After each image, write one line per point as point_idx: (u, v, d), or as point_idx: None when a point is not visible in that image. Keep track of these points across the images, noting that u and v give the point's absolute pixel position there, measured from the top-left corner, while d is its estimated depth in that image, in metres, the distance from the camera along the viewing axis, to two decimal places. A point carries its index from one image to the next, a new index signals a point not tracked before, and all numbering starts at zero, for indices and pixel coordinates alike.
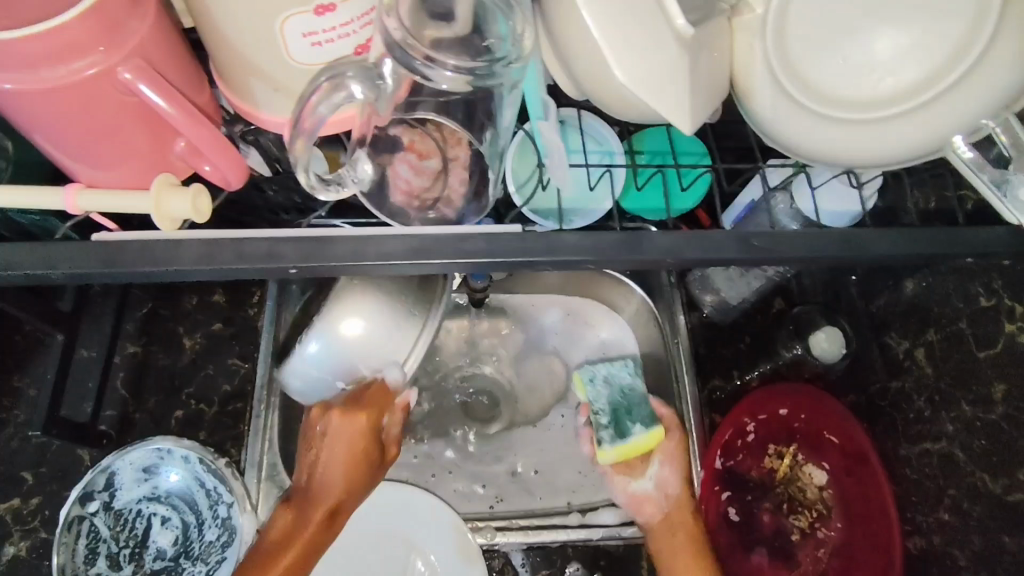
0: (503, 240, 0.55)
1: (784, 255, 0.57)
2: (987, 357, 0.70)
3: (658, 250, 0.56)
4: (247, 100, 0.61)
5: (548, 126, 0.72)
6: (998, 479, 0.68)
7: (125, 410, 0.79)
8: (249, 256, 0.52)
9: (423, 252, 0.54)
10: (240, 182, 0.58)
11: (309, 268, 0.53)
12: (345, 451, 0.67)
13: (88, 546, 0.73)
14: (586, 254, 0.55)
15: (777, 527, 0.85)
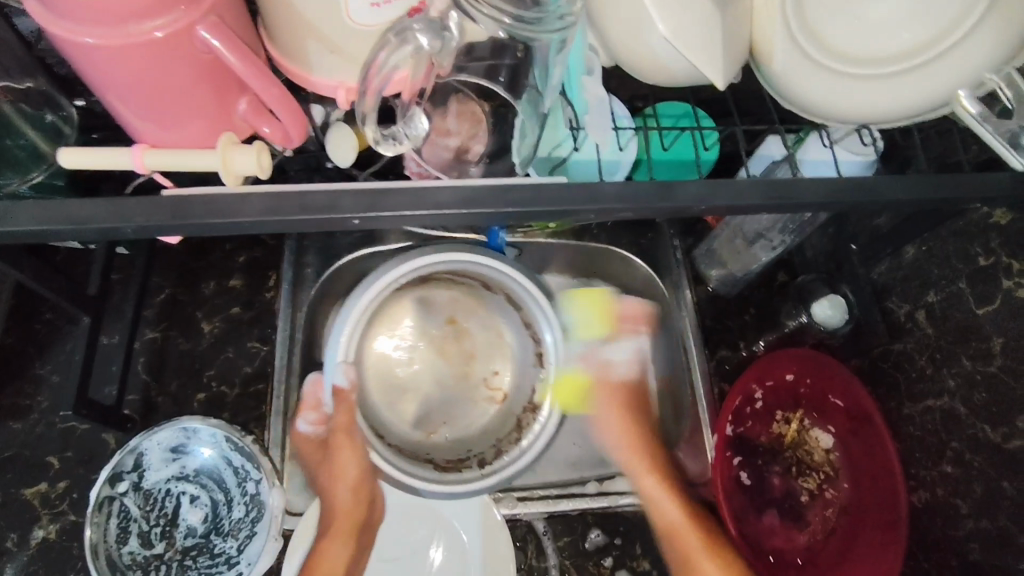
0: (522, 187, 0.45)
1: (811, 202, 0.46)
2: (986, 313, 0.69)
3: (690, 195, 0.46)
4: (298, 59, 0.52)
5: (594, 82, 0.63)
6: (998, 429, 0.68)
7: (147, 393, 0.82)
8: (314, 203, 0.44)
9: (478, 202, 0.44)
10: (301, 139, 0.51)
11: (378, 219, 0.44)
12: (306, 458, 0.77)
13: (120, 526, 0.72)
14: (621, 201, 0.45)
15: (787, 489, 0.88)
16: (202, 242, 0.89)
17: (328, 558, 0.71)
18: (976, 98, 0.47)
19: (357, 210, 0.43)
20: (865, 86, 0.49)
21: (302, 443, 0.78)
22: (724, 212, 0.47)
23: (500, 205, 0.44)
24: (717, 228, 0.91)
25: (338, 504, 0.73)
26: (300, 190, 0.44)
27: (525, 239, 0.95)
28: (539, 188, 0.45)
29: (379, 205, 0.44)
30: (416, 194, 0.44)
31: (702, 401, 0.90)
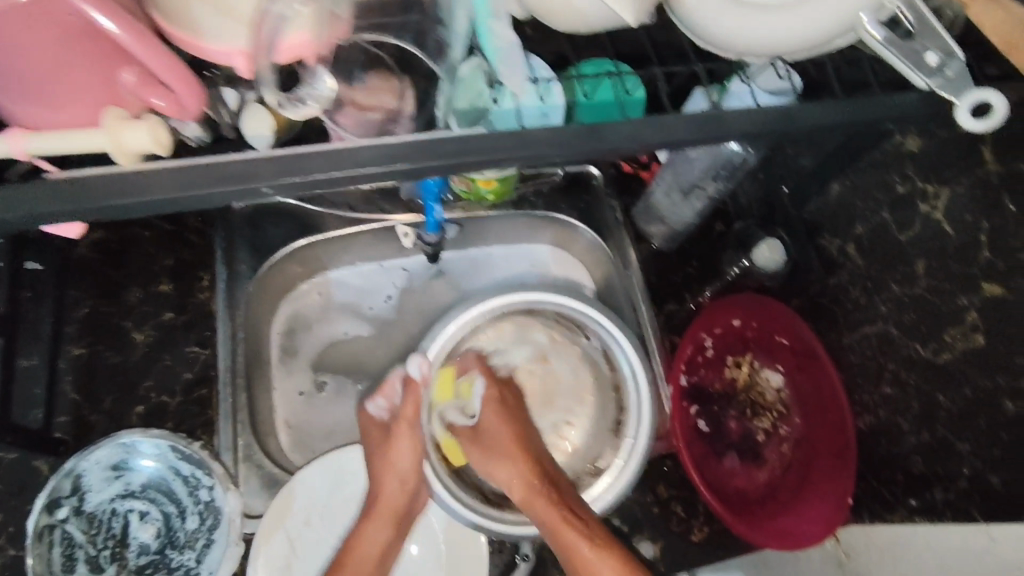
0: (443, 141, 0.46)
1: (730, 133, 0.47)
2: (909, 238, 0.72)
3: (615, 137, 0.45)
4: (184, 23, 0.49)
5: (502, 24, 0.57)
6: (928, 345, 0.72)
7: (79, 413, 0.77)
8: (223, 176, 0.43)
9: (396, 159, 0.45)
10: (197, 107, 0.49)
11: (287, 186, 0.44)
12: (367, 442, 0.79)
13: (65, 555, 0.68)
14: (543, 147, 0.46)
15: (743, 431, 0.90)
16: (123, 250, 0.84)
17: (364, 548, 0.74)
18: (876, 19, 0.47)
19: (271, 177, 0.43)
20: (761, 17, 0.48)
21: (365, 423, 0.81)
22: (648, 152, 0.48)
23: (420, 161, 0.44)
24: (652, 183, 0.92)
25: (388, 494, 0.76)
26: (209, 161, 0.44)
27: (467, 215, 0.93)
28: (460, 141, 0.45)
29: (295, 170, 0.44)
30: (332, 155, 0.44)
31: (653, 353, 0.92)
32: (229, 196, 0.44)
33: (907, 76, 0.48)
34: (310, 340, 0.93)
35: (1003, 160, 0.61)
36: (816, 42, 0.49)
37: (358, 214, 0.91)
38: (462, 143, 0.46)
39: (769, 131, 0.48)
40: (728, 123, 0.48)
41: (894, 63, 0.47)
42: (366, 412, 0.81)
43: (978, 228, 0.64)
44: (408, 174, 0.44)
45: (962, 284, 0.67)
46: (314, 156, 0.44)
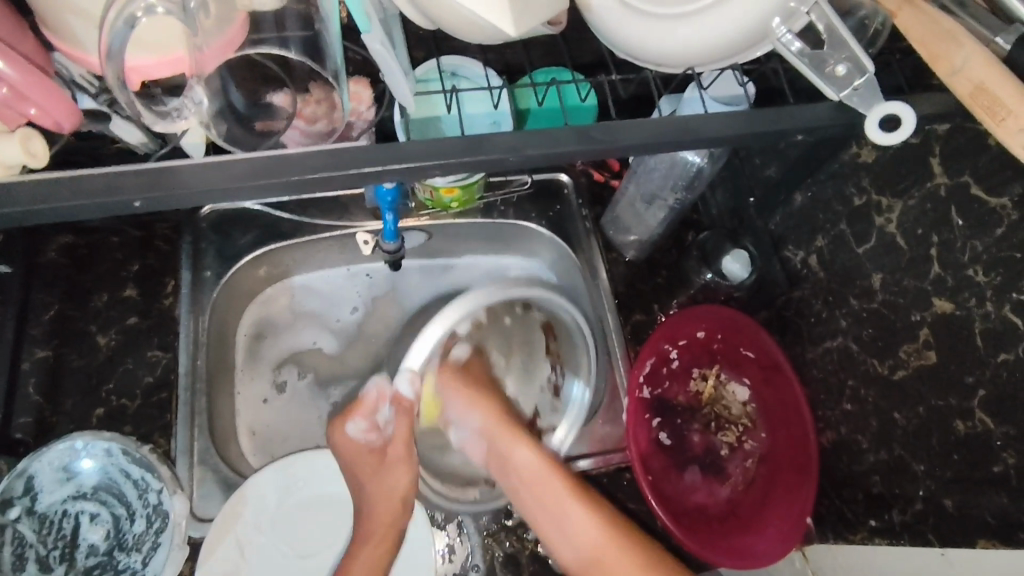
0: (347, 152, 0.45)
1: (620, 144, 0.47)
2: (866, 252, 0.71)
3: (500, 147, 0.46)
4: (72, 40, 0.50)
5: (379, 37, 0.49)
6: (885, 362, 0.70)
7: (41, 414, 0.79)
8: (87, 190, 0.42)
9: (273, 170, 0.44)
10: (72, 125, 0.51)
11: (158, 200, 0.43)
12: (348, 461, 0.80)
13: (14, 553, 0.70)
14: (431, 158, 0.46)
15: (707, 445, 0.88)
16: (91, 256, 0.85)
17: (361, 563, 0.75)
18: (791, 27, 0.46)
19: (135, 192, 0.43)
20: (671, 25, 0.48)
21: (342, 441, 0.81)
22: (558, 162, 0.48)
23: (316, 172, 0.44)
24: (617, 193, 0.91)
25: (380, 517, 0.77)
26: (78, 175, 0.43)
27: (432, 222, 0.93)
28: (344, 154, 0.45)
29: (166, 184, 0.43)
30: (210, 169, 0.44)
31: (617, 362, 0.92)
32: (96, 210, 0.43)
33: (810, 80, 0.47)
34: (272, 347, 0.92)
35: (951, 172, 0.59)
36: (724, 52, 0.48)
37: (322, 221, 0.91)
38: (363, 154, 0.46)
39: (684, 144, 0.48)
40: (635, 135, 0.48)
41: (795, 65, 0.46)
42: (341, 428, 0.81)
43: (928, 242, 0.63)
44: (286, 186, 0.44)
45: (914, 300, 0.65)
46: (190, 170, 0.44)
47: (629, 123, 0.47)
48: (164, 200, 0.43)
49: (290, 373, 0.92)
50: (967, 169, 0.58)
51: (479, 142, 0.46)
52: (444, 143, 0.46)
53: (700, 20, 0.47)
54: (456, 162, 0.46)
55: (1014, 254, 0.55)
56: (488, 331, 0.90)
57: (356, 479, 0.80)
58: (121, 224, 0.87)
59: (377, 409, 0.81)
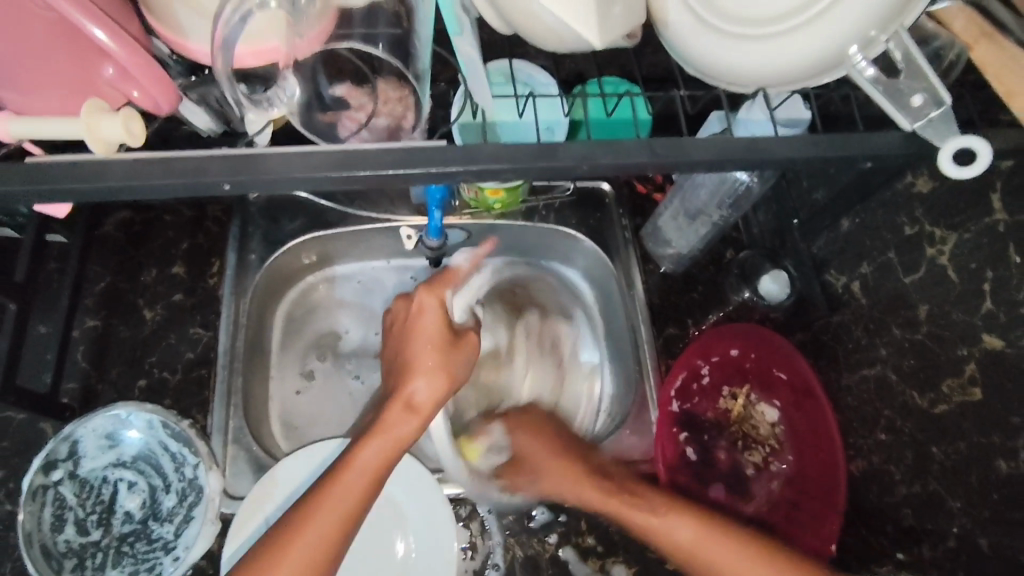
0: (418, 150, 0.46)
1: (693, 162, 0.47)
2: (913, 282, 0.70)
3: (570, 157, 0.47)
4: (166, 23, 0.51)
5: (466, 42, 0.51)
6: (925, 394, 0.69)
7: (87, 381, 0.81)
8: (171, 173, 0.44)
9: (348, 164, 0.45)
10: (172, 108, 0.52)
11: (241, 185, 0.45)
12: (416, 322, 0.74)
13: (55, 514, 0.72)
14: (502, 161, 0.46)
15: (733, 463, 0.88)
16: (145, 231, 0.88)
17: (365, 462, 0.66)
18: (868, 55, 0.46)
19: (223, 174, 0.44)
20: (744, 46, 0.49)
21: (401, 309, 0.77)
22: (619, 173, 0.49)
23: (389, 166, 0.45)
24: (660, 206, 0.92)
25: (424, 397, 0.70)
26: (164, 156, 0.44)
27: (474, 222, 0.95)
28: (412, 151, 0.46)
29: (249, 169, 0.45)
30: (285, 158, 0.45)
31: (647, 374, 0.91)
32: (179, 190, 0.45)
33: (885, 112, 0.48)
34: (305, 334, 0.94)
35: (1011, 209, 0.59)
36: (792, 75, 0.48)
37: (366, 213, 0.93)
38: (434, 153, 0.46)
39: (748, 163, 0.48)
40: (701, 150, 0.48)
41: (873, 97, 0.47)
42: (405, 300, 0.77)
43: (982, 277, 0.62)
44: (359, 179, 0.45)
45: (962, 334, 0.65)
46: (267, 156, 0.45)
47: (694, 137, 0.48)
48: (243, 186, 0.45)
49: (315, 359, 0.93)
50: None
51: (549, 150, 0.47)
52: (511, 147, 0.47)
53: (781, 41, 0.47)
54: (528, 165, 0.47)
55: None
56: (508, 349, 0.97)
57: (419, 350, 0.72)
58: (175, 203, 0.90)
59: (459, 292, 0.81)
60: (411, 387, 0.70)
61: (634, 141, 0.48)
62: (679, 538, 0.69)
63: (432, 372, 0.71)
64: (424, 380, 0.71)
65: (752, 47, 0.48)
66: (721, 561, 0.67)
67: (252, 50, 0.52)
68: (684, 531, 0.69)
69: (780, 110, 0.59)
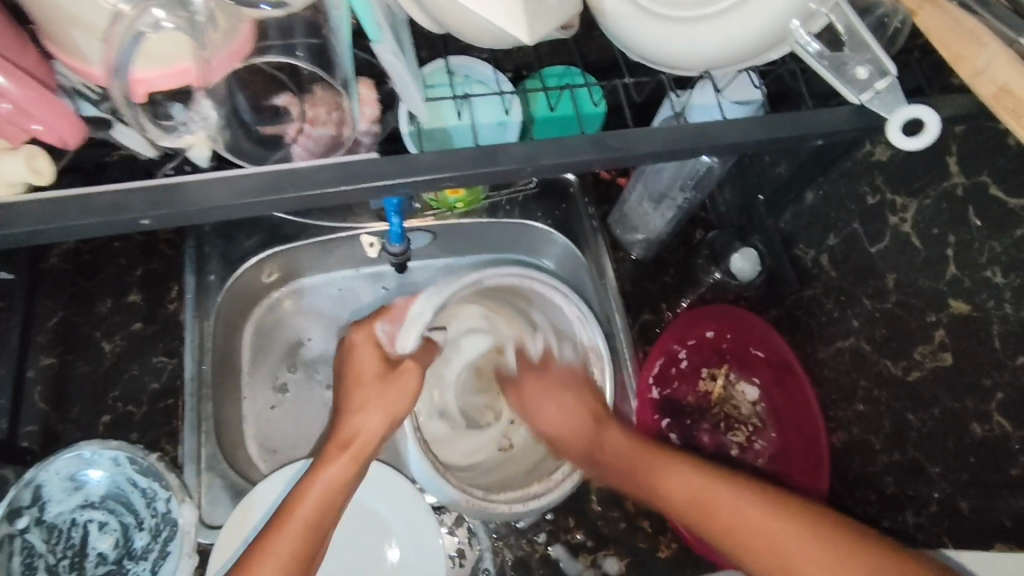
0: (356, 165, 0.45)
1: (640, 153, 0.46)
2: (879, 252, 0.70)
3: (512, 159, 0.45)
4: (69, 53, 0.49)
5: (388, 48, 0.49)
6: (899, 363, 0.69)
7: (47, 423, 0.78)
8: (88, 211, 0.42)
9: (279, 186, 0.44)
10: (78, 140, 0.52)
11: (164, 217, 0.43)
12: (358, 362, 0.75)
13: (24, 563, 0.70)
14: (444, 169, 0.45)
15: (717, 445, 0.88)
16: (95, 261, 0.85)
17: (314, 489, 0.68)
18: (810, 30, 0.46)
19: (142, 209, 0.42)
20: (686, 29, 0.47)
21: (362, 340, 0.76)
22: (567, 170, 0.47)
23: (324, 184, 0.43)
24: (626, 191, 0.91)
25: (357, 429, 0.72)
26: (80, 193, 0.42)
27: (438, 221, 0.93)
28: (348, 165, 0.45)
29: (174, 200, 0.43)
30: (212, 183, 0.43)
31: (625, 363, 0.91)
32: (102, 227, 0.43)
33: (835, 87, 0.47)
34: (273, 350, 0.92)
35: (968, 172, 0.59)
36: (738, 55, 0.47)
37: (327, 223, 0.91)
38: (372, 167, 0.45)
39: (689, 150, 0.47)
40: (649, 140, 0.47)
41: (822, 74, 0.47)
42: (368, 330, 0.76)
43: (945, 242, 0.62)
44: (293, 201, 0.43)
45: (930, 300, 0.64)
46: (191, 184, 0.43)
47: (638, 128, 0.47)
48: (171, 217, 0.43)
49: (287, 371, 0.91)
50: (986, 169, 0.57)
51: (490, 153, 0.45)
52: (451, 153, 0.45)
53: (718, 23, 0.46)
54: (472, 169, 0.45)
55: None
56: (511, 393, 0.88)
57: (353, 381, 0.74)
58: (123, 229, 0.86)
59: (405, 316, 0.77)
60: (352, 428, 0.72)
61: (579, 137, 0.46)
62: (726, 512, 0.66)
63: (372, 417, 0.72)
64: (361, 420, 0.72)
65: (693, 28, 0.47)
66: (737, 504, 0.66)
67: (160, 72, 0.49)
68: (680, 479, 0.70)
69: (728, 90, 0.58)
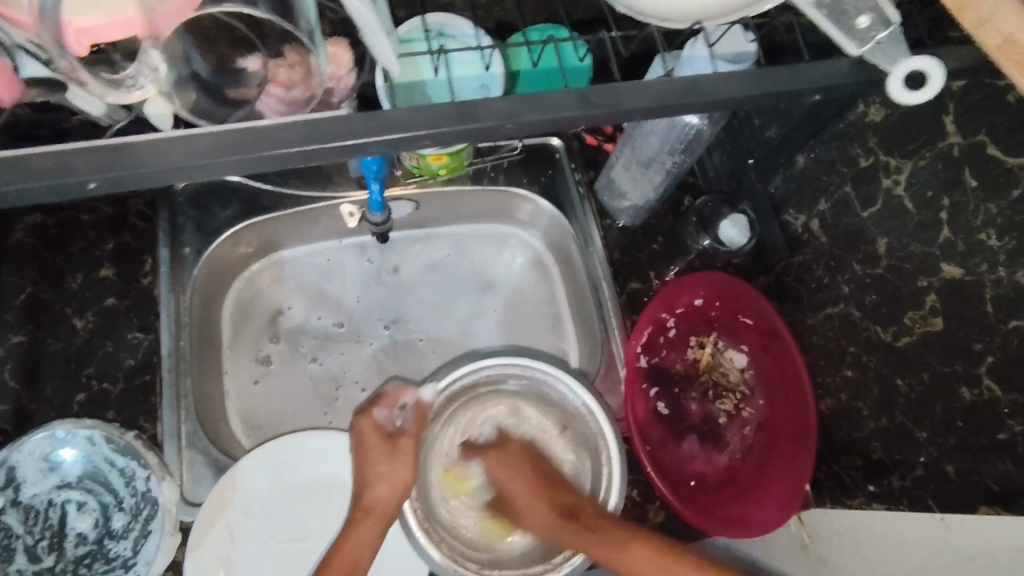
0: (328, 125, 0.42)
1: (628, 108, 0.44)
2: (871, 216, 0.68)
3: (492, 116, 0.43)
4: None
5: None
6: (889, 328, 0.68)
7: (20, 402, 0.76)
8: (36, 171, 0.39)
9: (241, 146, 0.41)
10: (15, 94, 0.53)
11: (119, 180, 0.40)
12: (365, 447, 0.74)
13: (1, 545, 0.68)
14: (419, 128, 0.42)
15: (705, 413, 0.87)
16: (63, 234, 0.82)
17: (351, 543, 0.69)
18: None
19: (91, 171, 0.39)
20: None
21: (365, 427, 0.75)
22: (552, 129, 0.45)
23: (291, 143, 0.41)
24: (612, 156, 0.89)
25: (379, 499, 0.71)
26: (22, 152, 0.40)
27: (421, 189, 0.92)
28: (317, 124, 0.42)
29: (122, 161, 0.40)
30: (167, 146, 0.40)
31: (613, 332, 0.89)
32: (46, 190, 0.40)
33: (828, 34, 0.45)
34: (255, 321, 0.91)
35: (965, 131, 0.57)
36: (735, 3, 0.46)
37: (305, 192, 0.89)
38: (342, 127, 0.42)
39: (677, 105, 0.45)
40: (633, 97, 0.45)
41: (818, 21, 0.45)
42: (369, 415, 0.76)
43: (938, 205, 0.60)
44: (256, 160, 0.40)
45: (921, 265, 0.63)
46: (135, 144, 0.40)
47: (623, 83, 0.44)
48: (118, 181, 0.40)
49: (269, 343, 0.90)
50: (984, 128, 0.55)
51: (467, 111, 0.43)
52: (426, 111, 0.43)
53: None
54: (451, 128, 0.43)
55: None
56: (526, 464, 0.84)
57: (366, 459, 0.73)
58: (93, 201, 0.83)
59: (400, 401, 0.76)
60: (369, 496, 0.71)
61: (564, 92, 0.44)
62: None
63: (382, 493, 0.71)
64: (378, 491, 0.71)
65: None
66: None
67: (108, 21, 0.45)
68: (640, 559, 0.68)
69: (722, 45, 0.56)
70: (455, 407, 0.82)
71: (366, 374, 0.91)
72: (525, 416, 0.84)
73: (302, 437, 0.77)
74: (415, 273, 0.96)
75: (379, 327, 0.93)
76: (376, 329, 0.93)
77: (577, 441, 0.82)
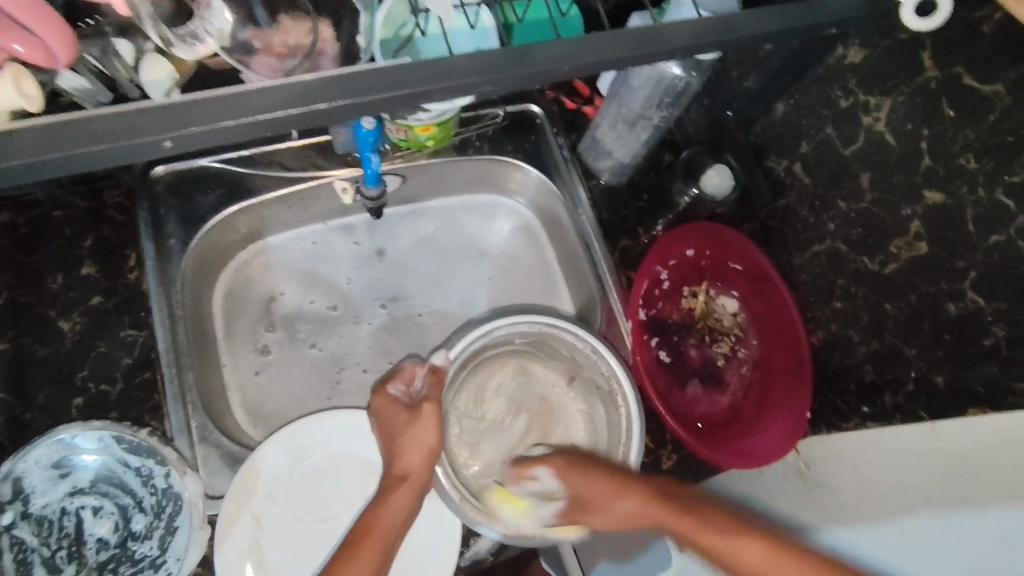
0: (388, 72, 0.44)
1: (670, 45, 0.48)
2: (853, 154, 0.73)
3: (551, 57, 0.46)
4: None
5: None
6: (875, 258, 0.73)
7: (12, 413, 0.72)
8: (105, 135, 0.39)
9: (308, 98, 0.43)
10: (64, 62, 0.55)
11: (189, 137, 0.41)
12: (387, 420, 0.75)
13: (17, 559, 0.66)
14: (480, 73, 0.45)
15: (704, 357, 0.91)
16: (36, 234, 0.77)
17: (391, 511, 0.70)
18: None
19: (162, 130, 0.40)
20: None
21: (382, 406, 0.77)
22: (597, 69, 0.48)
23: (356, 94, 0.42)
24: (597, 116, 0.90)
25: (410, 463, 0.72)
26: (82, 116, 0.39)
27: (408, 163, 0.90)
28: (377, 74, 0.44)
29: (187, 119, 0.40)
30: (234, 101, 0.41)
31: (610, 288, 0.91)
32: (109, 155, 0.40)
33: None
34: (249, 309, 0.89)
35: (940, 65, 0.61)
36: None
37: (290, 173, 0.87)
38: (402, 72, 0.44)
39: (705, 44, 0.50)
40: (673, 36, 0.49)
41: None
42: (383, 394, 0.78)
43: (919, 136, 0.65)
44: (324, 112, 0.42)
45: (904, 194, 0.68)
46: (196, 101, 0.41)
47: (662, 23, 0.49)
48: (191, 138, 0.41)
49: (266, 332, 0.89)
50: (958, 61, 0.60)
51: (523, 53, 0.46)
52: (486, 57, 0.45)
53: None
54: (510, 73, 0.45)
55: (1007, 137, 0.57)
56: (541, 422, 0.85)
57: (389, 428, 0.75)
58: (66, 197, 0.79)
59: (416, 375, 0.79)
60: (399, 460, 0.73)
61: (612, 35, 0.48)
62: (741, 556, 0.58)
63: (406, 458, 0.72)
64: (405, 458, 0.72)
65: None
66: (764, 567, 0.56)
67: None
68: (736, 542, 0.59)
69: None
70: (465, 375, 0.83)
71: (371, 353, 0.91)
72: (534, 373, 0.86)
73: (319, 418, 0.77)
74: (405, 250, 0.96)
75: (374, 306, 0.93)
76: (371, 309, 0.93)
77: (588, 388, 0.84)
